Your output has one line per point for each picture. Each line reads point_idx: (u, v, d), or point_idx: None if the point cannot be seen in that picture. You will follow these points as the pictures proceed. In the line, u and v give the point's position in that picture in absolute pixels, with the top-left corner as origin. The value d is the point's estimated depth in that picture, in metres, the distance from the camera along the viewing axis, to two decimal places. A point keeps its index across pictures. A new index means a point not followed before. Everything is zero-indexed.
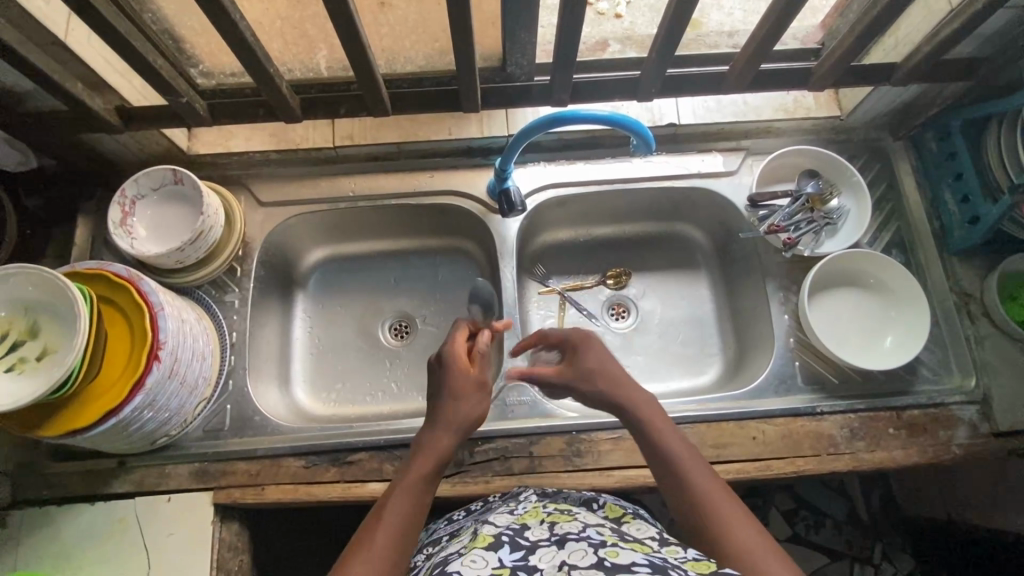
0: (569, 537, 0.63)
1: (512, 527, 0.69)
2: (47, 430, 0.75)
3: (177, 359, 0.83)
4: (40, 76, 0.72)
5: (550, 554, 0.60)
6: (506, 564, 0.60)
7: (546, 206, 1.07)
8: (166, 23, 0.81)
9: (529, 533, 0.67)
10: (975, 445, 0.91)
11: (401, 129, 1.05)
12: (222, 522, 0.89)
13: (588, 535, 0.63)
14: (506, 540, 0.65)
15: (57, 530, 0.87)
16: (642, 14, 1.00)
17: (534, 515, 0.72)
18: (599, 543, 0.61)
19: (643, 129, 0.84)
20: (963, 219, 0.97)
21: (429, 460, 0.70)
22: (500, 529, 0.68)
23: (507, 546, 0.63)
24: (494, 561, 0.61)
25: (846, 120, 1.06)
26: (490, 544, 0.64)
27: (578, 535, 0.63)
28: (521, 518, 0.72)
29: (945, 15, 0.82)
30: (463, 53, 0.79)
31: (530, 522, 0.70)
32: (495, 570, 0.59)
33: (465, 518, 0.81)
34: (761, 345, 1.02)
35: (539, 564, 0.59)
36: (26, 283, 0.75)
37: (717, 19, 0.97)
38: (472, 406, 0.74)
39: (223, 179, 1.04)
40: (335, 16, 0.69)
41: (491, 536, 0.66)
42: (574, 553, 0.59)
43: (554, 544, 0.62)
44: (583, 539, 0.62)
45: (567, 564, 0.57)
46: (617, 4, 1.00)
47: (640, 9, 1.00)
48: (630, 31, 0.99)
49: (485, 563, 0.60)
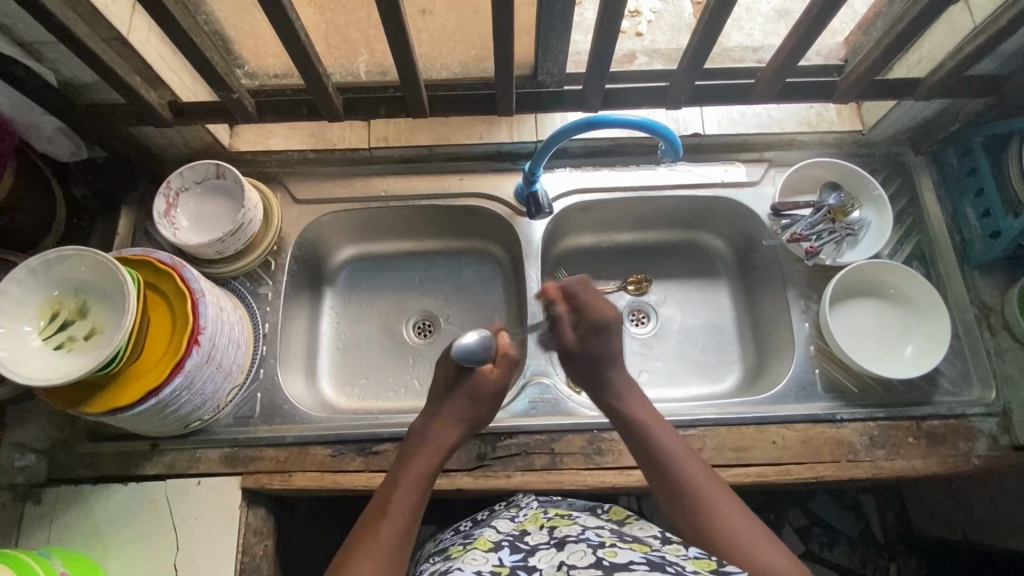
0: (568, 539, 0.67)
1: (513, 533, 0.74)
2: (90, 407, 0.77)
3: (214, 345, 0.86)
4: (105, 69, 0.77)
5: (549, 555, 0.65)
6: (506, 563, 0.65)
7: (570, 211, 1.10)
8: (218, 25, 0.85)
9: (529, 537, 0.71)
10: (995, 457, 0.92)
11: (434, 132, 1.09)
12: (249, 507, 0.92)
13: (587, 537, 0.68)
14: (506, 543, 0.71)
15: (90, 508, 0.90)
16: (662, 33, 1.04)
17: (535, 520, 0.76)
18: (598, 544, 0.66)
19: (672, 135, 0.87)
20: (984, 233, 0.99)
21: (430, 455, 0.79)
22: (501, 534, 0.74)
23: (507, 548, 0.69)
24: (494, 560, 0.67)
25: (867, 135, 1.08)
26: (490, 548, 0.70)
27: (577, 537, 0.68)
28: (521, 523, 0.76)
29: (968, 33, 0.84)
30: (502, 60, 0.83)
31: (530, 528, 0.74)
32: (494, 567, 0.65)
33: (470, 528, 0.82)
34: (781, 352, 1.03)
35: (539, 564, 0.64)
36: (79, 265, 0.78)
37: (738, 38, 1.00)
38: (478, 408, 0.84)
39: (262, 176, 1.08)
40: (385, 17, 0.73)
41: (491, 541, 0.72)
42: (573, 553, 0.64)
43: (554, 546, 0.67)
44: (582, 540, 0.67)
45: (566, 563, 0.62)
46: (638, 23, 1.04)
47: (660, 28, 1.04)
48: (652, 46, 1.03)
49: (485, 562, 0.66)
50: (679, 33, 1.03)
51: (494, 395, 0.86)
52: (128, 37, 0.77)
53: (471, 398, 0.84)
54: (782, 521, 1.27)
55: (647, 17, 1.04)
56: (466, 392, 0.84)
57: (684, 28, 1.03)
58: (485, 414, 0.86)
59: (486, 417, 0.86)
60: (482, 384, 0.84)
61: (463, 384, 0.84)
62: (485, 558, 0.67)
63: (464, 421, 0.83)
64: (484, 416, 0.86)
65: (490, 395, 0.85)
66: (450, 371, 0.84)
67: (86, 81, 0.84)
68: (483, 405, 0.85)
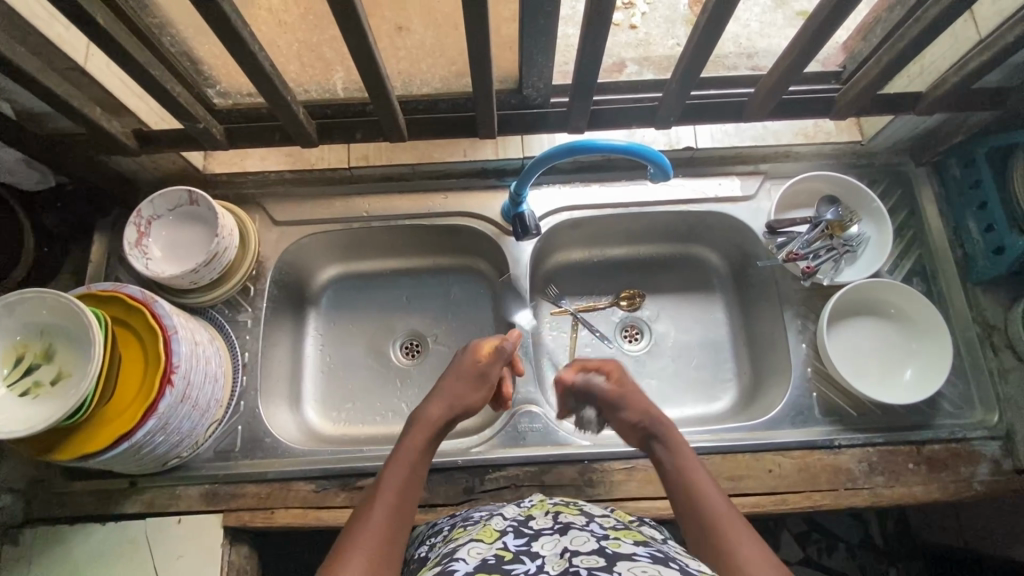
0: (573, 527, 0.63)
1: (517, 518, 0.68)
2: (61, 454, 0.75)
3: (189, 383, 0.83)
4: (59, 103, 0.72)
5: (552, 542, 0.61)
6: (509, 547, 0.60)
7: (559, 228, 1.07)
8: (185, 44, 0.77)
9: (533, 522, 0.67)
10: (997, 482, 0.89)
11: (417, 150, 1.05)
12: (232, 545, 0.89)
13: (592, 527, 0.63)
14: (510, 529, 0.65)
15: (69, 550, 0.87)
16: (657, 25, 0.96)
17: (540, 506, 0.71)
18: (602, 536, 0.61)
19: (661, 159, 0.83)
20: (986, 248, 0.95)
21: (421, 433, 0.75)
22: (506, 521, 0.68)
23: (512, 533, 0.63)
24: (497, 545, 0.61)
25: (866, 145, 1.04)
26: (494, 535, 0.64)
27: (581, 526, 0.63)
28: (526, 509, 0.72)
29: (973, 46, 0.80)
30: (479, 79, 0.78)
31: (535, 513, 0.69)
32: (497, 553, 0.59)
33: (469, 513, 0.78)
34: (777, 373, 1.00)
35: (542, 550, 0.59)
36: (41, 307, 0.75)
37: (733, 32, 0.93)
38: (466, 386, 0.82)
39: (238, 198, 1.05)
40: (354, 45, 0.69)
41: (495, 530, 0.66)
42: (575, 541, 0.59)
43: (558, 532, 0.63)
44: (586, 530, 0.62)
45: (569, 550, 0.57)
46: (631, 14, 0.96)
47: (654, 20, 0.96)
48: (646, 46, 0.95)
49: (487, 548, 0.60)
50: (675, 26, 0.95)
51: (483, 380, 0.84)
52: (85, 67, 0.73)
53: (463, 376, 0.83)
54: (780, 527, 1.23)
55: (640, 9, 0.96)
56: (460, 371, 0.83)
57: (681, 20, 0.96)
58: (472, 398, 0.82)
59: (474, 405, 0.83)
60: (476, 367, 0.84)
61: (457, 368, 0.84)
62: (487, 544, 0.61)
63: (452, 398, 0.81)
64: (472, 403, 0.82)
65: (477, 378, 0.83)
66: (464, 358, 0.86)
67: (44, 111, 0.80)
68: (470, 385, 0.83)
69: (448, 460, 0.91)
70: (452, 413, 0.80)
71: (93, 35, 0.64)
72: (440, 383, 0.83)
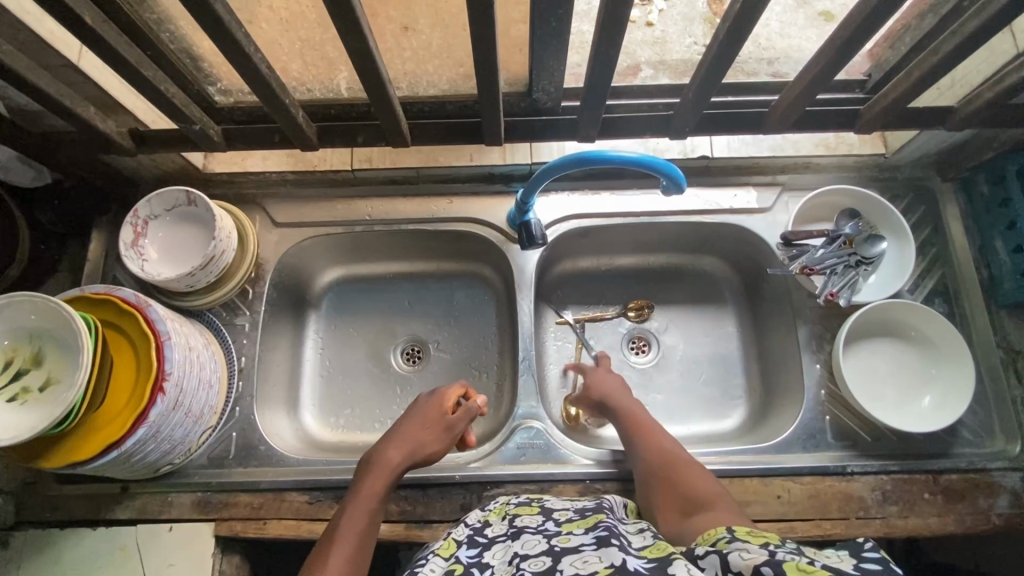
0: (526, 530, 0.62)
1: (474, 526, 0.68)
2: (49, 461, 0.73)
3: (181, 390, 0.80)
4: (50, 102, 0.70)
5: (504, 549, 0.60)
6: (461, 561, 0.60)
7: (566, 237, 1.03)
8: (183, 43, 0.75)
9: (489, 529, 0.66)
10: (1017, 516, 0.85)
11: (421, 154, 1.02)
12: (222, 554, 0.88)
13: (547, 526, 0.62)
14: (466, 539, 0.65)
15: (57, 555, 0.86)
16: (674, 23, 0.93)
17: (500, 511, 0.71)
18: (554, 533, 0.59)
19: (673, 170, 0.80)
20: (1015, 270, 0.91)
21: (380, 480, 0.76)
22: (464, 530, 0.68)
23: (464, 545, 0.63)
24: (451, 559, 0.61)
25: (891, 159, 1.00)
26: (451, 548, 0.64)
27: (535, 528, 0.62)
28: (486, 515, 0.71)
29: (1009, 60, 0.76)
30: (487, 83, 0.75)
31: (494, 519, 0.69)
32: (449, 568, 0.59)
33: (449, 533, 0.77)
34: (789, 393, 0.97)
35: (493, 560, 0.59)
36: (28, 310, 0.73)
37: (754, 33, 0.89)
38: (430, 432, 0.82)
39: (239, 198, 1.02)
40: (354, 48, 0.66)
41: (454, 542, 0.65)
42: (526, 543, 0.58)
43: (510, 537, 0.62)
44: (539, 530, 0.61)
45: (518, 554, 0.56)
46: (648, 11, 0.93)
47: (672, 18, 0.93)
48: (661, 40, 0.92)
49: (439, 565, 0.60)
50: (692, 24, 0.92)
51: (446, 429, 0.84)
52: (78, 64, 0.71)
53: (428, 423, 0.83)
54: None
55: (658, 6, 0.93)
56: (421, 419, 0.84)
57: (698, 19, 0.92)
58: (434, 446, 0.82)
59: (437, 452, 0.83)
60: (439, 414, 0.84)
61: (415, 413, 0.85)
62: (444, 559, 0.61)
63: (410, 446, 0.80)
64: (432, 451, 0.83)
65: (440, 428, 0.84)
66: (430, 404, 0.86)
67: (37, 108, 0.77)
68: (434, 432, 0.83)
69: (445, 476, 0.88)
70: (412, 459, 0.80)
71: (83, 34, 0.62)
72: (394, 428, 0.83)
